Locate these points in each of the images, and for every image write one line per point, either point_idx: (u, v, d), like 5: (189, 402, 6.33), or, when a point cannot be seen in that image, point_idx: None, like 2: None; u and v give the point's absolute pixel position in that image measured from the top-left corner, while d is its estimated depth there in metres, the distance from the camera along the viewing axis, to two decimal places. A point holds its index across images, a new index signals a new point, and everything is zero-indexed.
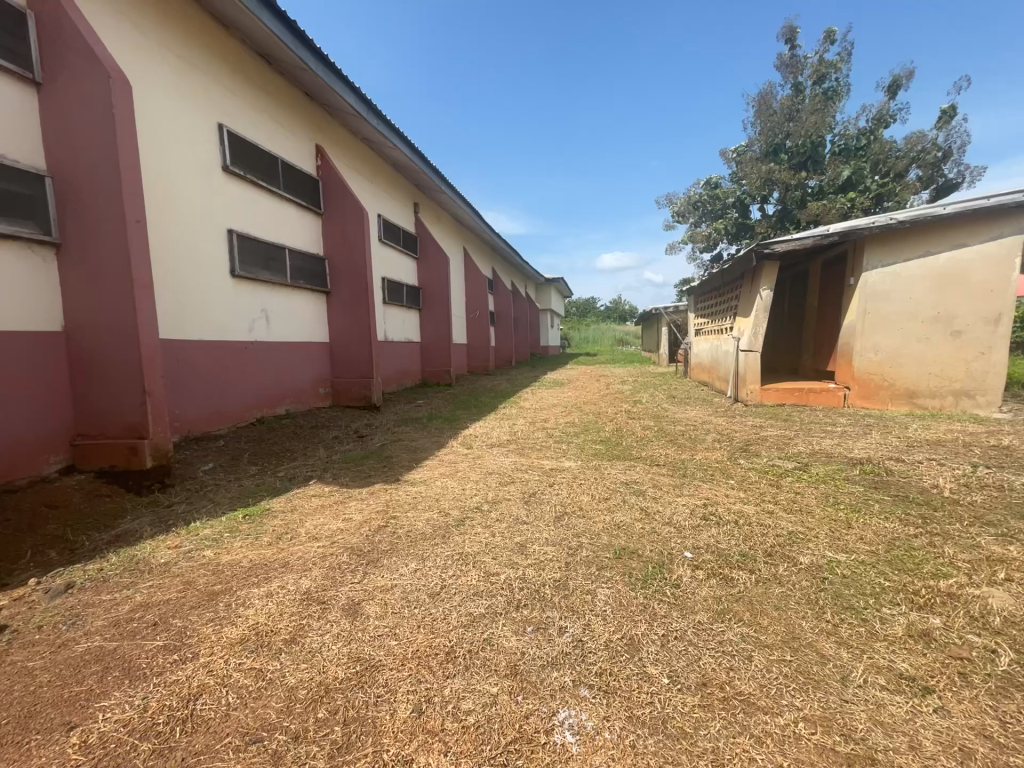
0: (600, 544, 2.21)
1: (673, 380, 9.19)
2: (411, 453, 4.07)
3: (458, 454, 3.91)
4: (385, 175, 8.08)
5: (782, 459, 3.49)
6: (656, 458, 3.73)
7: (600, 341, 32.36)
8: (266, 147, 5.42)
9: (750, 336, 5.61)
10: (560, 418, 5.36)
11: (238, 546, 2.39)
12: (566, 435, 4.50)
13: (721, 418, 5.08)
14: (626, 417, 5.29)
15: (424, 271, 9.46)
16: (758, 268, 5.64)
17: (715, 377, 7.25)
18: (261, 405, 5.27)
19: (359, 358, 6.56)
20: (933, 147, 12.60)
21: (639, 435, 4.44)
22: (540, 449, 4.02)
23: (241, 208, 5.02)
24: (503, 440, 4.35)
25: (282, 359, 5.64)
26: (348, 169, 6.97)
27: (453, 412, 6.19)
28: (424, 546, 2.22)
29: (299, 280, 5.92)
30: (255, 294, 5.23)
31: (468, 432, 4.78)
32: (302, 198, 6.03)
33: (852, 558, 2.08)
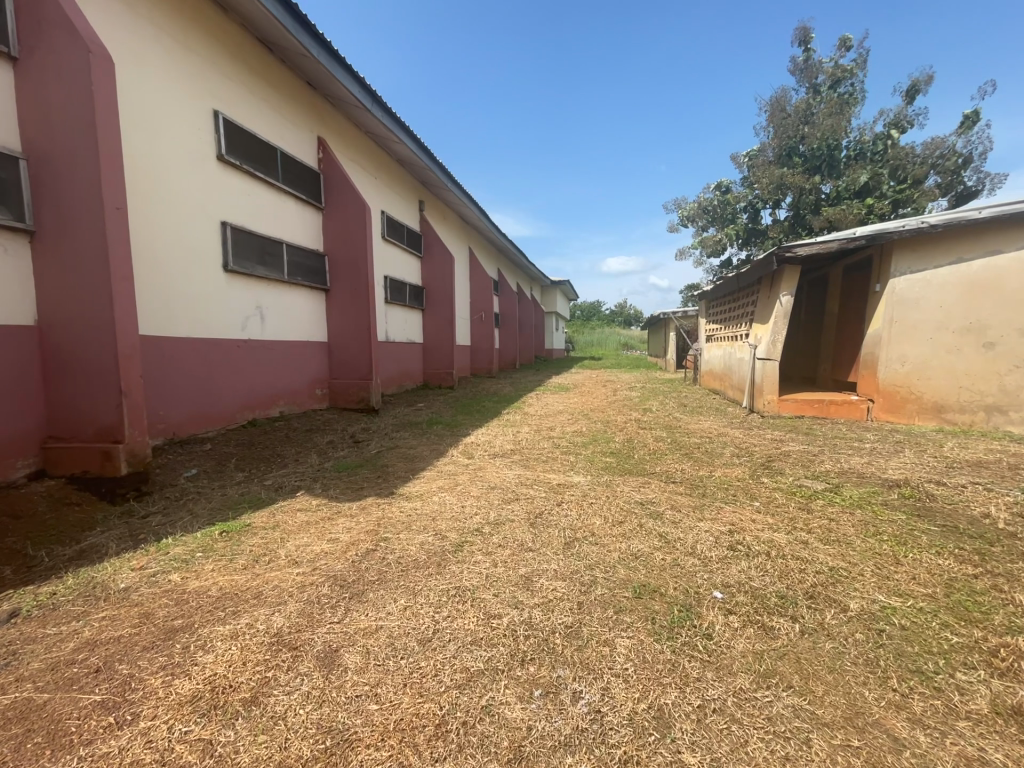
0: (617, 579, 1.94)
1: (683, 387, 8.90)
2: (408, 462, 3.81)
3: (458, 465, 3.65)
4: (390, 171, 7.85)
5: (810, 479, 3.20)
6: (672, 473, 3.47)
7: (604, 345, 32.12)
8: (264, 137, 5.18)
9: (769, 344, 5.32)
10: (567, 427, 5.10)
11: (208, 570, 2.14)
12: (573, 446, 4.23)
13: (738, 430, 4.81)
14: (637, 427, 5.03)
15: (428, 270, 9.21)
16: (778, 273, 5.36)
17: (728, 386, 6.96)
18: (253, 405, 5.05)
19: (358, 358, 6.32)
20: (952, 154, 12.25)
21: (652, 447, 4.17)
22: (546, 461, 3.75)
23: (236, 200, 4.79)
24: (506, 450, 4.09)
25: (276, 358, 5.41)
26: (351, 162, 6.73)
27: (454, 417, 5.93)
28: (417, 577, 1.96)
29: (297, 277, 5.68)
30: (249, 290, 5.00)
31: (469, 440, 4.52)
32: (302, 191, 5.80)
33: (909, 605, 1.79)
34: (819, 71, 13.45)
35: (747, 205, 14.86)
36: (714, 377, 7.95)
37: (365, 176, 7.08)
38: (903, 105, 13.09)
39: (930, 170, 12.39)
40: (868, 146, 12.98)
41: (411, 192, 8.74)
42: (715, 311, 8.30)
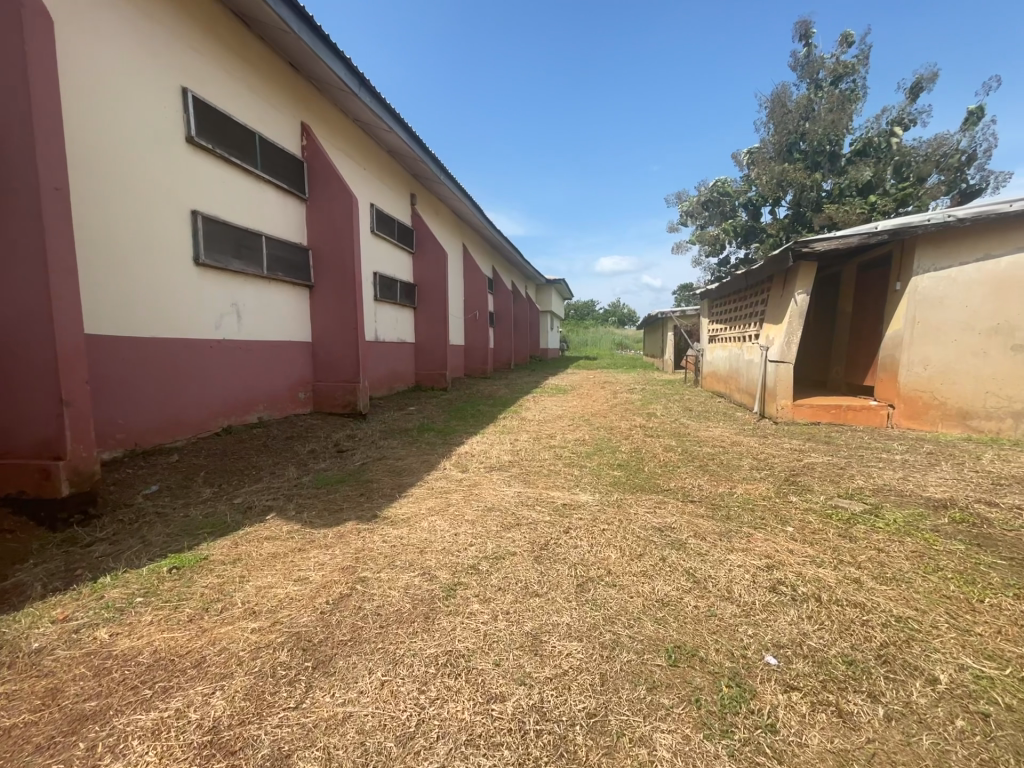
0: (646, 638, 1.58)
1: (686, 390, 8.60)
2: (395, 478, 3.43)
3: (451, 481, 3.28)
4: (379, 162, 7.45)
5: (845, 499, 2.87)
6: (688, 491, 3.11)
7: (599, 346, 31.88)
8: (240, 119, 4.76)
9: (782, 346, 4.99)
10: (568, 434, 4.74)
11: (144, 625, 1.75)
12: (577, 457, 3.87)
13: (752, 438, 4.48)
14: (643, 434, 4.69)
15: (421, 266, 8.83)
16: (792, 270, 5.03)
17: (734, 390, 6.64)
18: (227, 411, 4.65)
19: (343, 360, 5.92)
20: (955, 152, 12.04)
21: (662, 459, 3.82)
22: (548, 476, 3.38)
23: (209, 187, 4.39)
24: (503, 463, 3.72)
25: (254, 360, 5.00)
26: (337, 151, 6.32)
27: (447, 422, 5.55)
28: (399, 637, 1.59)
29: (276, 272, 5.27)
30: (224, 286, 4.59)
31: (463, 450, 4.14)
32: (283, 179, 5.39)
33: (1009, 674, 1.45)
34: (821, 66, 13.19)
35: (746, 202, 14.63)
36: (718, 379, 7.65)
37: (352, 166, 6.68)
38: (907, 101, 12.87)
39: (933, 168, 12.14)
40: (871, 143, 12.73)
41: (403, 184, 8.34)
42: (718, 310, 8.01)
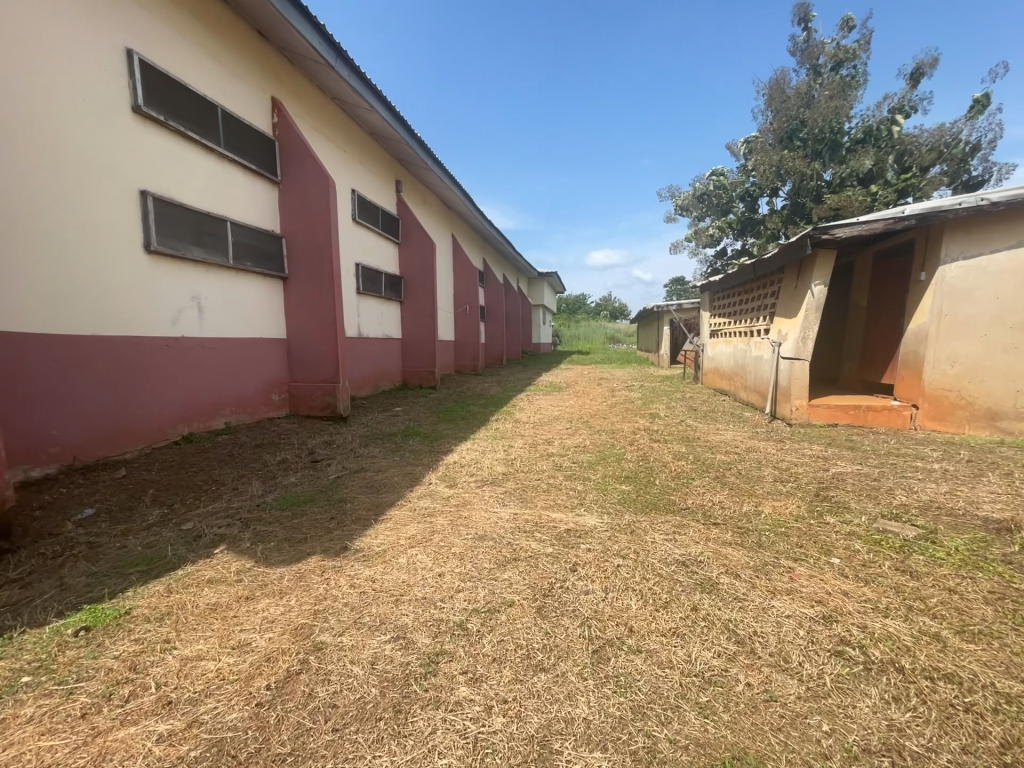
0: (694, 743, 1.17)
1: (686, 387, 8.23)
2: (371, 496, 2.99)
3: (437, 501, 2.85)
4: (360, 145, 6.94)
5: (890, 520, 2.49)
6: (708, 511, 2.71)
7: (592, 340, 31.54)
8: (198, 89, 4.24)
9: (798, 343, 4.60)
10: (567, 440, 4.32)
11: (18, 725, 1.30)
12: (578, 468, 3.46)
13: (769, 443, 4.10)
14: (649, 439, 4.29)
15: (406, 257, 8.33)
16: (808, 259, 4.63)
17: (740, 388, 6.27)
18: (188, 418, 4.18)
19: (322, 359, 5.45)
20: (957, 141, 11.72)
21: (674, 470, 3.42)
22: (547, 494, 2.96)
23: (163, 165, 3.88)
24: (496, 476, 3.30)
25: (219, 360, 4.53)
26: (313, 131, 5.81)
27: (435, 426, 5.11)
28: (358, 750, 1.16)
29: (244, 262, 4.78)
30: (182, 277, 4.10)
31: (450, 460, 3.72)
32: (251, 159, 4.88)
33: None
34: (821, 51, 12.80)
35: (744, 193, 14.19)
36: (721, 376, 7.27)
37: (330, 147, 6.16)
38: (907, 88, 12.49)
39: (935, 158, 11.86)
40: (872, 131, 12.39)
41: (386, 169, 7.83)
42: (721, 304, 7.61)
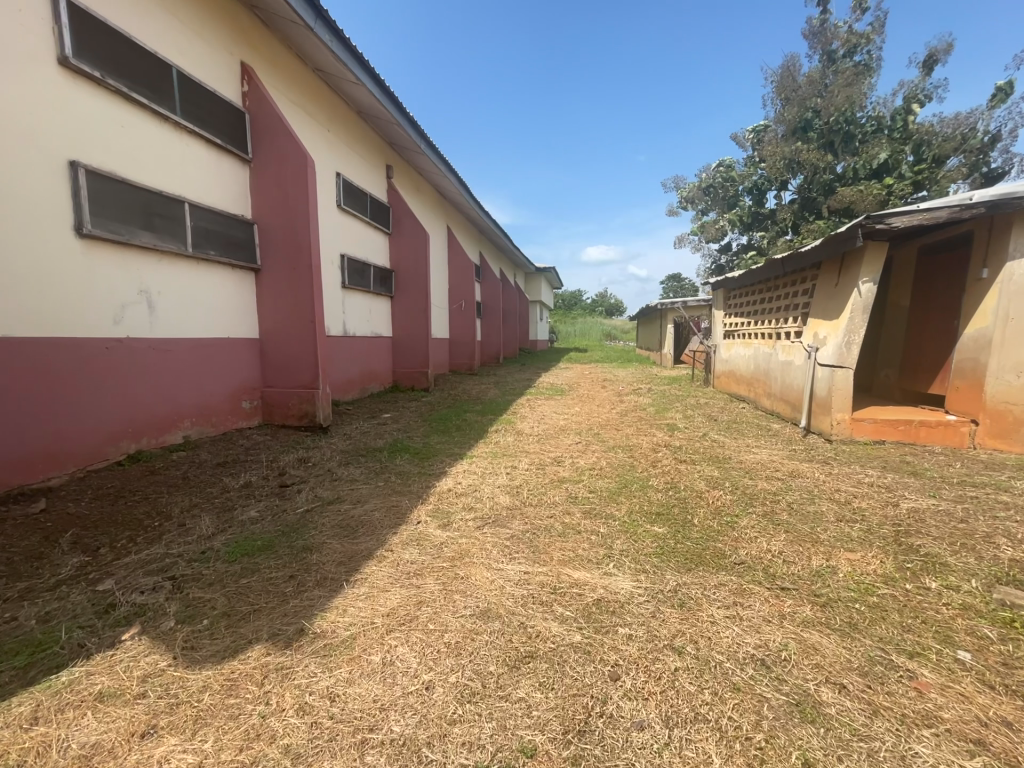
0: None
1: (698, 391, 7.68)
2: (345, 543, 2.40)
3: (426, 553, 2.27)
4: (346, 124, 6.29)
5: (1011, 588, 1.92)
6: (768, 568, 2.14)
7: (589, 337, 30.95)
8: (148, 44, 3.58)
9: (840, 349, 4.03)
10: (579, 460, 3.73)
11: None
12: (596, 501, 2.88)
13: (814, 465, 3.55)
14: (674, 459, 3.73)
15: (397, 249, 7.70)
16: (851, 253, 4.07)
17: (763, 395, 5.71)
18: (135, 433, 3.55)
19: (299, 362, 4.83)
20: (976, 131, 11.13)
21: (713, 505, 2.84)
22: (563, 543, 2.38)
23: (99, 131, 3.23)
24: (498, 515, 2.71)
25: (177, 364, 3.91)
26: (289, 105, 5.15)
27: (427, 439, 4.52)
28: None
29: (206, 250, 4.14)
30: (128, 268, 3.47)
31: (443, 488, 3.12)
32: (214, 132, 4.22)
33: None
34: (834, 37, 12.25)
35: (752, 186, 13.63)
36: (738, 380, 6.71)
37: (310, 124, 5.52)
38: (922, 76, 11.93)
39: (953, 149, 11.24)
40: (885, 121, 11.83)
41: (376, 152, 7.21)
42: (736, 303, 7.07)
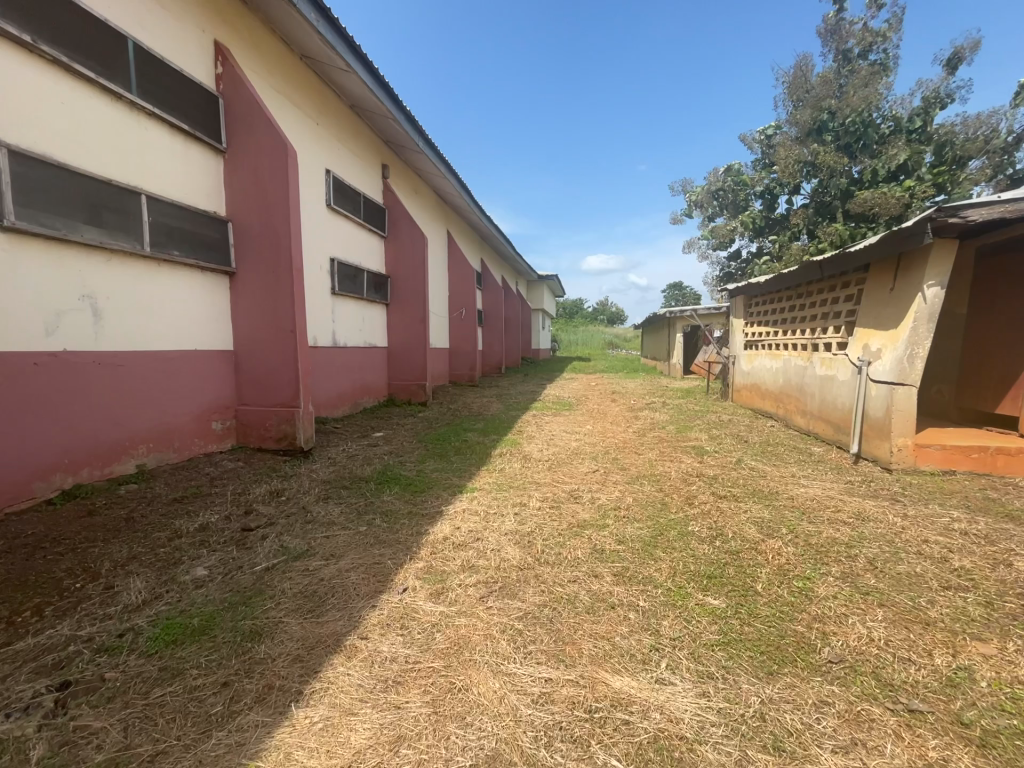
0: None
1: (716, 405, 7.11)
2: (307, 625, 1.83)
3: (411, 645, 1.69)
4: (336, 117, 5.80)
5: None
6: (880, 675, 1.56)
7: (591, 345, 30.48)
8: (96, 10, 3.06)
9: (902, 364, 3.46)
10: (599, 495, 3.16)
11: None
12: (628, 558, 2.30)
13: (882, 504, 2.96)
14: (713, 496, 3.15)
15: (393, 253, 7.18)
16: (909, 252, 3.53)
17: (797, 412, 5.13)
18: (73, 463, 2.99)
19: (277, 376, 4.28)
20: (1000, 133, 10.67)
21: (776, 563, 2.26)
22: (593, 625, 1.80)
23: (27, 105, 2.70)
24: (506, 579, 2.14)
25: (130, 381, 3.35)
26: (271, 92, 4.65)
27: (421, 466, 3.94)
28: None
29: (168, 250, 3.60)
30: (66, 269, 2.93)
31: (438, 537, 2.54)
32: (179, 116, 3.70)
33: None
34: (851, 35, 11.88)
35: (763, 191, 13.16)
36: (764, 395, 6.14)
37: (294, 115, 5.02)
38: (942, 76, 11.49)
39: (977, 150, 10.77)
40: (904, 122, 11.39)
41: (371, 150, 6.73)
42: (759, 311, 6.52)
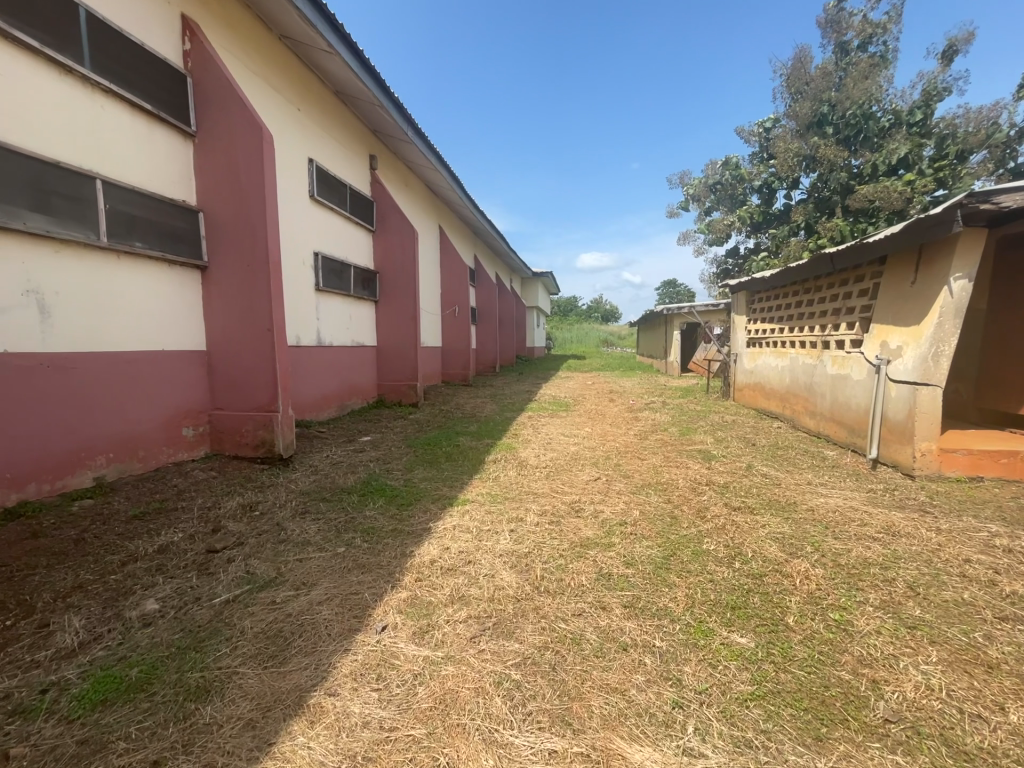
0: None
1: (718, 405, 6.88)
2: (266, 677, 1.54)
3: (387, 705, 1.41)
4: (319, 103, 5.48)
5: None
6: (950, 739, 1.30)
7: (585, 343, 30.29)
8: None
9: (926, 363, 3.22)
10: (601, 508, 2.89)
11: None
12: (638, 586, 2.03)
13: (912, 516, 2.72)
14: (726, 507, 2.89)
15: (381, 248, 6.87)
16: (930, 243, 3.30)
17: (805, 413, 4.89)
18: (16, 478, 2.68)
19: (254, 379, 3.98)
20: (1002, 125, 10.48)
21: (806, 590, 2.00)
22: (603, 675, 1.53)
23: None
24: (501, 614, 1.86)
25: (86, 385, 3.04)
26: (246, 73, 4.33)
27: (409, 475, 3.66)
28: None
29: (129, 241, 3.29)
30: (6, 260, 2.61)
31: (424, 561, 2.26)
32: (141, 95, 3.38)
33: None
34: (849, 26, 11.67)
35: (761, 185, 12.96)
36: (769, 394, 5.91)
37: (272, 100, 4.70)
38: (939, 68, 11.30)
39: (978, 144, 10.58)
40: (904, 115, 11.19)
41: (357, 139, 6.42)
42: (762, 307, 6.28)
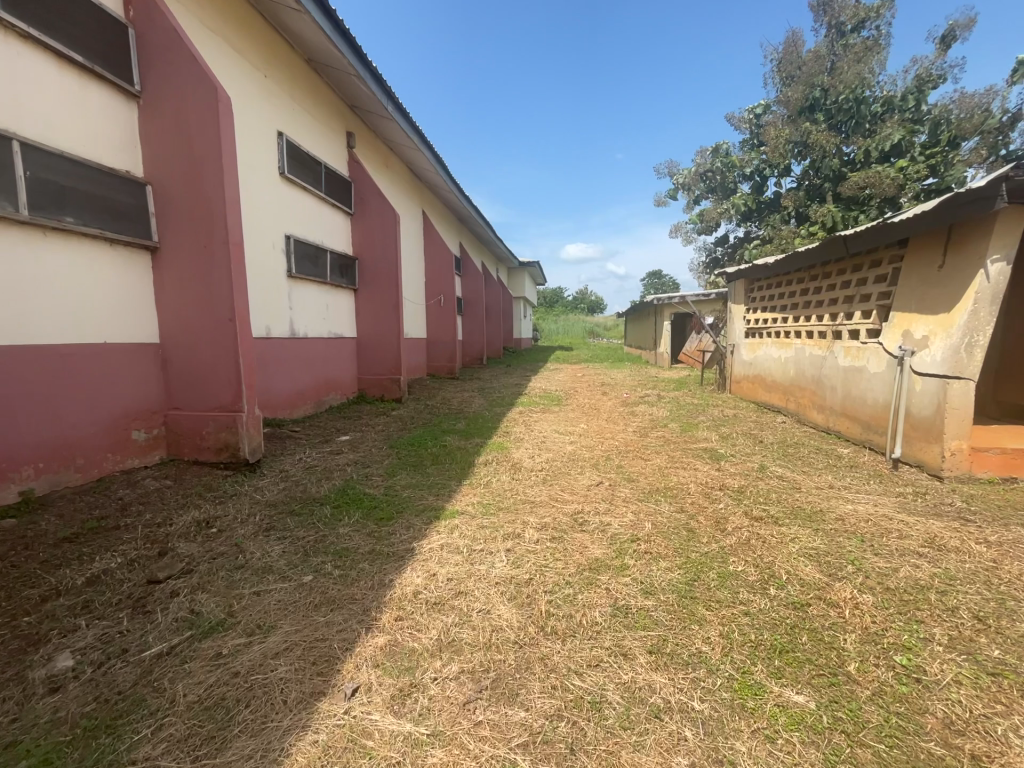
0: None
1: (716, 398, 6.61)
2: None
3: None
4: (288, 70, 4.98)
5: None
6: None
7: (572, 334, 30.00)
8: None
9: (957, 353, 2.95)
10: (608, 521, 2.55)
11: None
12: (663, 624, 1.70)
13: (953, 525, 2.44)
14: (746, 518, 2.59)
15: (361, 232, 6.40)
16: (961, 222, 3.02)
17: (813, 407, 4.63)
18: None
19: (214, 375, 3.54)
20: (995, 111, 10.34)
21: (861, 626, 1.69)
22: (636, 761, 1.18)
23: None
24: (501, 666, 1.51)
25: (6, 383, 2.59)
26: (201, 29, 3.83)
27: (391, 482, 3.28)
28: None
29: (58, 216, 2.82)
30: None
31: (406, 595, 1.89)
32: (70, 45, 2.90)
33: None
34: (842, 10, 11.42)
35: (752, 172, 12.73)
36: (771, 386, 5.64)
37: (233, 62, 4.20)
38: (936, 54, 11.12)
39: (971, 130, 10.43)
40: (897, 101, 11.01)
41: (332, 113, 5.92)
42: (763, 296, 6.01)
